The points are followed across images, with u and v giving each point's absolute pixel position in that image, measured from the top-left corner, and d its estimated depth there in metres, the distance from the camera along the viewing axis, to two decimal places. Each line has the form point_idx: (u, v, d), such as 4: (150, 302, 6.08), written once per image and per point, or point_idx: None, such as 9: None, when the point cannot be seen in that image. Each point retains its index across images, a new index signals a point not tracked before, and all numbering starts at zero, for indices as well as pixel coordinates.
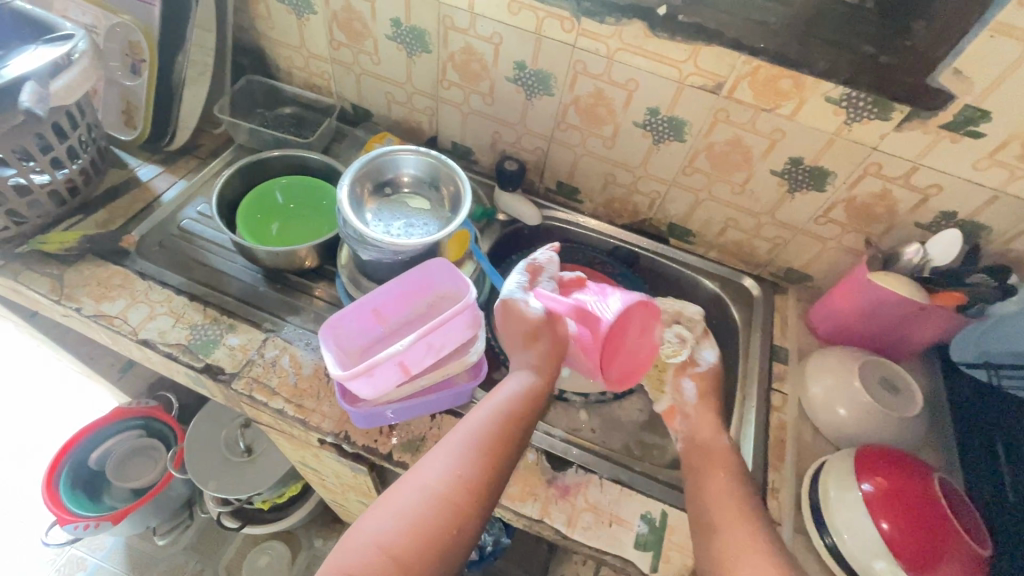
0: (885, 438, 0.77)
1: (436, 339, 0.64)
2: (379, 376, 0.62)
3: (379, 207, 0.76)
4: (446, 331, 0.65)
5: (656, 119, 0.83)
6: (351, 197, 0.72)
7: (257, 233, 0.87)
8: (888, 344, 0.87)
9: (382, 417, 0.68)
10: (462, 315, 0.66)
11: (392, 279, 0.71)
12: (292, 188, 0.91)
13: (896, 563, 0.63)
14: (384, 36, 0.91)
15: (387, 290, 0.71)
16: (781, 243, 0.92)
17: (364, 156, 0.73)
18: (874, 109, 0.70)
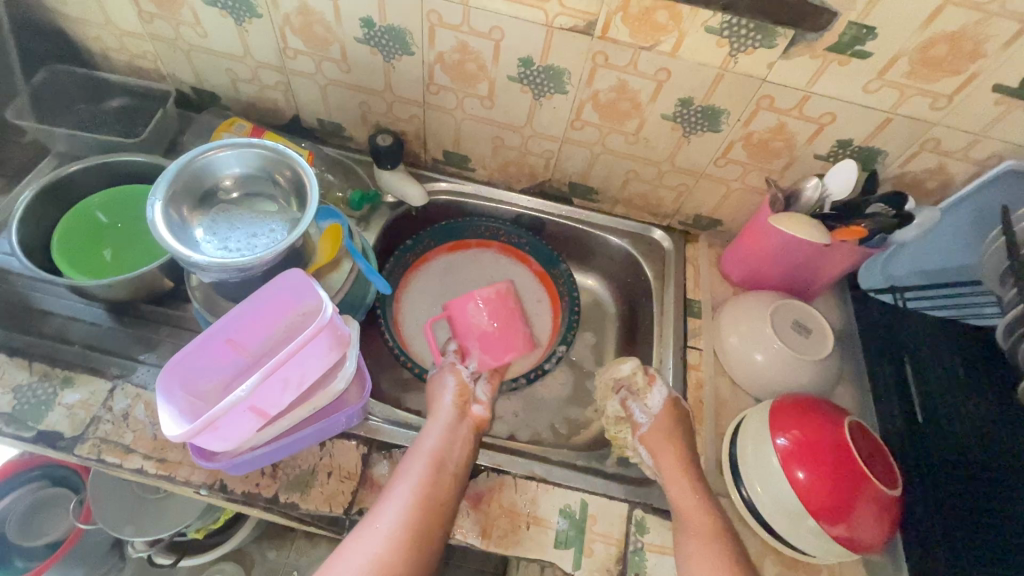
0: (799, 384, 0.76)
1: (291, 371, 0.55)
2: (226, 428, 0.54)
3: (212, 219, 0.65)
4: (302, 360, 0.56)
5: (532, 70, 0.73)
6: (168, 216, 0.60)
7: (87, 263, 0.74)
8: (799, 283, 0.84)
9: (256, 458, 0.61)
10: (319, 338, 0.57)
11: (240, 303, 0.61)
12: (122, 205, 0.78)
13: (809, 512, 0.62)
14: (201, 1, 0.76)
15: (236, 317, 0.61)
16: (685, 191, 0.86)
17: (174, 164, 0.62)
18: (758, 36, 0.63)
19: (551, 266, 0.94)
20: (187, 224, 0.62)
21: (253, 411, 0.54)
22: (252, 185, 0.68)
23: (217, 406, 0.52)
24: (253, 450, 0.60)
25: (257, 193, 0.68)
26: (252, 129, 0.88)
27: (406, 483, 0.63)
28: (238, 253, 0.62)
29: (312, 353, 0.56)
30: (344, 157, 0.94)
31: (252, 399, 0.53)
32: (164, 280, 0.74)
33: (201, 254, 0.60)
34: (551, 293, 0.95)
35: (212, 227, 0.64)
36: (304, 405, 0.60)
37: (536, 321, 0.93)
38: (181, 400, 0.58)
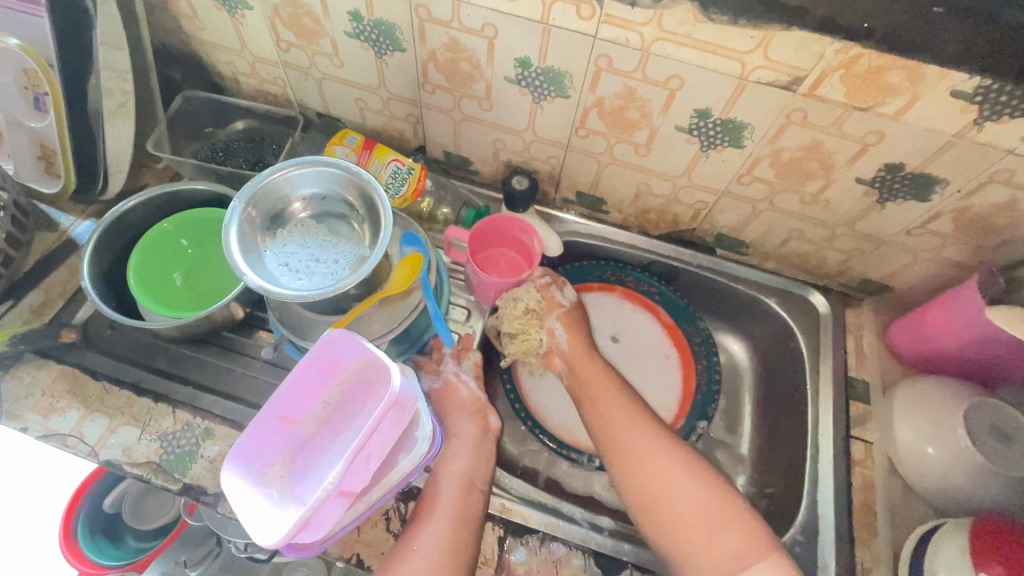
0: (997, 501, 0.65)
1: (370, 445, 0.50)
2: (322, 521, 0.50)
3: (286, 233, 0.61)
4: (380, 432, 0.51)
5: (706, 122, 0.64)
6: (243, 225, 0.57)
7: (157, 288, 0.72)
8: (994, 373, 0.72)
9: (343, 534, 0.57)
10: (392, 412, 0.52)
11: (292, 371, 0.57)
12: (197, 227, 0.76)
13: None
14: (344, 33, 0.71)
15: (288, 389, 0.57)
16: (857, 255, 0.75)
17: (263, 174, 0.57)
18: (1022, 104, 0.51)
19: (686, 322, 0.87)
20: (261, 236, 0.59)
21: (344, 495, 0.49)
22: (330, 204, 0.62)
23: (308, 505, 0.47)
24: (343, 529, 0.56)
25: (336, 213, 0.63)
26: (363, 142, 0.85)
27: (426, 547, 0.58)
28: (296, 278, 0.59)
29: (387, 425, 0.51)
30: (468, 192, 0.88)
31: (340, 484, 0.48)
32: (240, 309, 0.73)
33: (262, 270, 0.57)
34: (681, 350, 0.87)
35: (287, 241, 0.60)
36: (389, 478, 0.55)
37: (664, 383, 0.86)
38: (261, 483, 0.55)
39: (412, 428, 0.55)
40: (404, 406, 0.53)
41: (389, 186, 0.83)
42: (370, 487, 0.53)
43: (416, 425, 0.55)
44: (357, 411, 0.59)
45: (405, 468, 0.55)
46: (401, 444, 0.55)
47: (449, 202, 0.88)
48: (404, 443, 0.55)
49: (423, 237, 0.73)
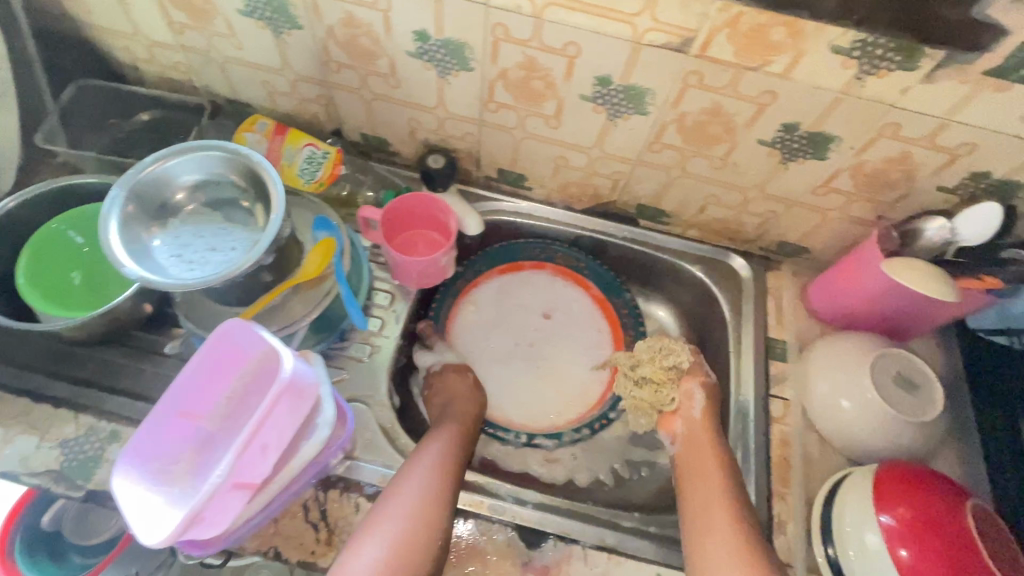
0: (903, 447, 0.67)
1: (264, 434, 0.49)
2: (216, 516, 0.47)
3: (178, 223, 0.58)
4: (273, 419, 0.49)
5: (609, 89, 0.64)
6: (124, 217, 0.54)
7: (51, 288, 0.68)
8: (901, 325, 0.74)
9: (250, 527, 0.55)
10: (286, 398, 0.50)
11: (186, 365, 0.55)
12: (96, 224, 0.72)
13: None
14: (236, 11, 0.67)
15: (184, 383, 0.55)
16: (772, 218, 0.77)
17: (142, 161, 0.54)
18: (897, 57, 0.52)
19: (615, 295, 0.88)
20: (148, 226, 0.56)
21: (236, 487, 0.48)
22: (222, 190, 0.59)
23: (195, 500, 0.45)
24: (248, 522, 0.54)
25: (231, 200, 0.60)
26: (275, 128, 0.82)
27: (420, 474, 0.62)
28: (187, 268, 0.55)
29: (281, 412, 0.50)
30: (390, 174, 0.86)
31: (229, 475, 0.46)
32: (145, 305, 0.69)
33: (146, 263, 0.53)
34: (613, 323, 0.88)
35: (176, 232, 0.57)
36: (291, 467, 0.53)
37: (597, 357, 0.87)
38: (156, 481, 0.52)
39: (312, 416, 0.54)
40: (301, 392, 0.51)
41: (304, 171, 0.81)
42: (269, 478, 0.51)
43: (316, 412, 0.54)
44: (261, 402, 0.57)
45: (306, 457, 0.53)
46: (300, 432, 0.53)
47: (370, 185, 0.85)
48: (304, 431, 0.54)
49: (336, 222, 0.71)
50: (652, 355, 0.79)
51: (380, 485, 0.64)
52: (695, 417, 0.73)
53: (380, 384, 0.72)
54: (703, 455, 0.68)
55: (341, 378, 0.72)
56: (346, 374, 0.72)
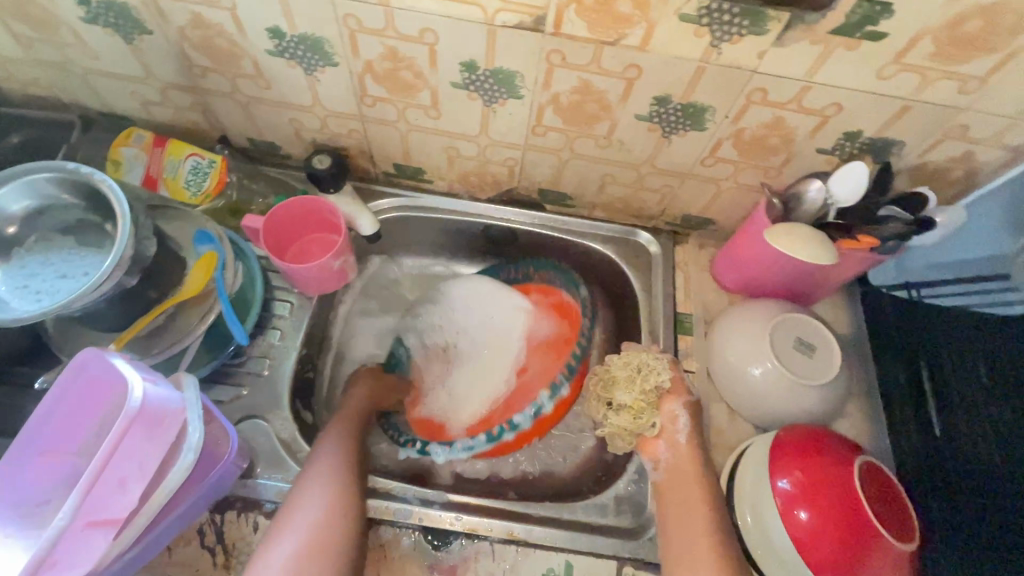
0: (803, 411, 0.68)
1: (117, 467, 0.46)
2: (69, 558, 0.45)
3: (23, 252, 0.54)
4: (130, 449, 0.47)
5: (478, 75, 0.62)
6: None
7: None
8: (800, 290, 0.75)
9: (128, 563, 0.53)
10: (139, 426, 0.48)
11: (40, 402, 0.51)
12: None
13: (811, 557, 0.56)
14: (79, 19, 0.63)
15: (40, 422, 0.52)
16: (669, 192, 0.76)
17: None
18: (745, 21, 0.51)
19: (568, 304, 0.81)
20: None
21: (91, 526, 0.45)
22: (67, 212, 0.55)
23: (39, 545, 0.42)
24: (124, 557, 0.52)
25: (82, 222, 0.56)
26: (153, 140, 0.78)
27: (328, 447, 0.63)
28: (33, 299, 0.52)
29: (136, 442, 0.47)
30: (284, 178, 0.83)
31: (79, 515, 0.44)
32: (20, 339, 0.66)
33: None
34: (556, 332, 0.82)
35: (20, 261, 0.53)
36: (161, 496, 0.51)
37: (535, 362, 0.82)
38: (12, 528, 0.49)
39: (179, 441, 0.52)
40: (160, 419, 0.49)
41: (190, 183, 0.77)
42: (135, 509, 0.49)
43: (183, 437, 0.52)
44: None
45: (177, 484, 0.51)
46: (166, 460, 0.51)
47: (263, 191, 0.82)
48: (171, 457, 0.51)
49: (217, 233, 0.68)
50: (629, 374, 0.69)
51: (279, 501, 0.62)
52: (679, 445, 0.65)
53: (282, 397, 0.70)
54: (652, 485, 0.64)
55: (239, 395, 0.70)
56: (245, 391, 0.70)
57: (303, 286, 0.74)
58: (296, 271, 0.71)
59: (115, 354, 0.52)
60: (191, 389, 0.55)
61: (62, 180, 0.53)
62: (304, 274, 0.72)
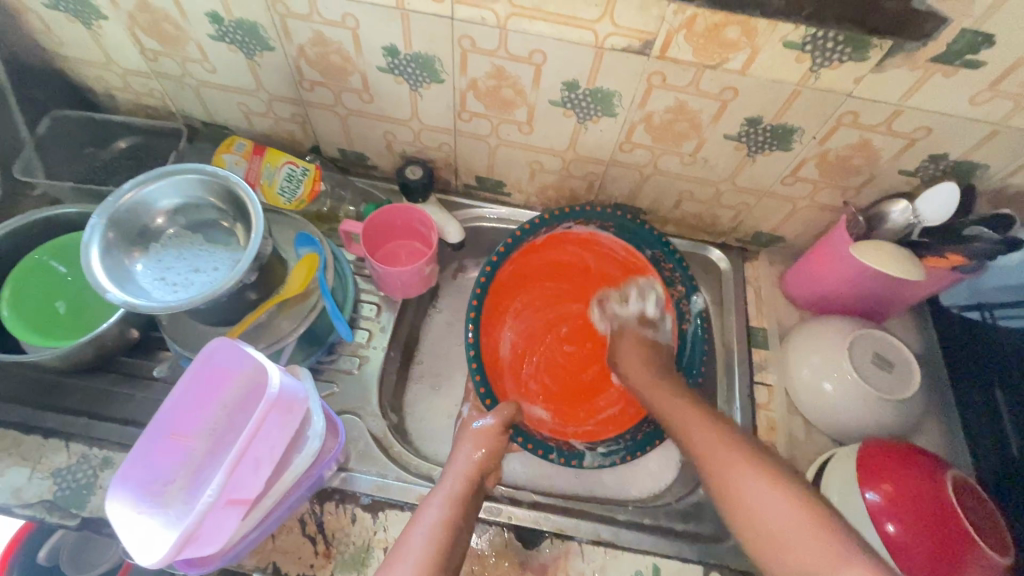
0: (882, 426, 0.69)
1: (255, 450, 0.49)
2: (211, 533, 0.48)
3: (159, 246, 0.59)
4: (266, 433, 0.50)
5: (577, 94, 0.65)
6: (106, 242, 0.54)
7: (39, 319, 0.68)
8: (874, 307, 0.76)
9: (247, 542, 0.56)
10: (273, 413, 0.51)
11: (174, 389, 0.56)
12: (78, 253, 0.72)
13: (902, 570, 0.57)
14: (207, 36, 0.68)
15: (172, 407, 0.56)
16: (744, 210, 0.79)
17: (121, 188, 0.55)
18: (848, 49, 0.54)
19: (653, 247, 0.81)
20: (130, 251, 0.57)
21: (230, 504, 0.49)
22: (202, 212, 0.60)
23: (190, 519, 0.46)
24: (246, 535, 0.55)
25: (212, 222, 0.61)
26: (253, 148, 0.82)
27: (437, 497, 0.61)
28: (171, 291, 0.56)
29: (272, 427, 0.51)
30: (371, 188, 0.88)
31: (222, 493, 0.47)
32: (133, 331, 0.70)
33: (129, 287, 0.54)
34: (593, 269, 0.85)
35: (158, 255, 0.58)
36: (284, 481, 0.54)
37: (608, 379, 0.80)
38: (146, 505, 0.53)
39: (303, 428, 0.55)
40: (291, 407, 0.53)
41: (285, 190, 0.81)
42: (264, 491, 0.52)
43: (306, 424, 0.55)
44: (248, 418, 0.58)
45: (300, 468, 0.54)
46: (292, 446, 0.54)
47: (351, 200, 0.87)
48: (295, 443, 0.55)
49: (318, 236, 0.72)
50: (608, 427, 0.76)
51: (376, 495, 0.64)
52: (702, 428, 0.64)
53: (371, 395, 0.73)
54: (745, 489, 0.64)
55: (332, 392, 0.73)
56: (337, 388, 0.73)
57: (392, 287, 0.77)
58: (394, 276, 0.75)
59: (242, 344, 0.56)
60: (309, 380, 0.58)
61: (205, 183, 0.58)
62: (403, 277, 0.75)
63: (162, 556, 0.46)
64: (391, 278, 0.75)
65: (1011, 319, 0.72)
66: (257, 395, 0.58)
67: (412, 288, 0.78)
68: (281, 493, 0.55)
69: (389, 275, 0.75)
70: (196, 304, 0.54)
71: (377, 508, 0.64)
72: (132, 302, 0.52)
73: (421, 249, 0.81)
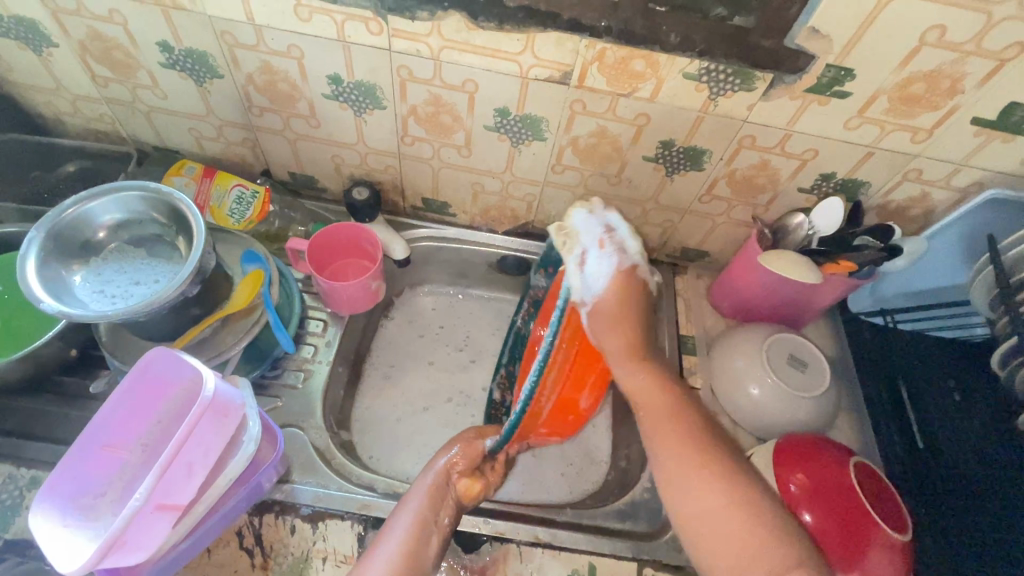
0: (799, 421, 0.75)
1: (186, 454, 0.50)
2: (138, 539, 0.48)
3: (101, 260, 0.60)
4: (197, 438, 0.51)
5: (508, 119, 0.71)
6: (45, 255, 0.56)
7: None
8: (790, 314, 0.83)
9: (179, 552, 0.56)
10: (207, 418, 0.52)
11: (107, 400, 0.56)
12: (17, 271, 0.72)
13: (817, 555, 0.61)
14: (157, 64, 0.72)
15: (105, 417, 0.56)
16: (670, 226, 0.85)
17: (62, 204, 0.57)
18: (737, 80, 0.62)
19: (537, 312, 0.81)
20: (70, 264, 0.58)
21: (160, 509, 0.49)
22: (144, 228, 0.62)
23: (115, 524, 0.46)
24: (176, 545, 0.54)
25: (156, 237, 0.63)
26: (203, 171, 0.84)
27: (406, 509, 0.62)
28: (109, 302, 0.57)
29: (205, 431, 0.52)
30: (320, 210, 0.91)
31: (151, 497, 0.48)
32: (70, 350, 0.69)
33: (64, 298, 0.55)
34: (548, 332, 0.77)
35: (99, 268, 0.59)
36: (217, 487, 0.54)
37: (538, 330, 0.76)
38: (73, 518, 0.53)
39: (239, 433, 0.57)
40: (226, 412, 0.54)
41: (234, 211, 0.84)
42: (196, 497, 0.52)
43: (241, 429, 0.56)
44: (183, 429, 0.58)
45: (234, 473, 0.55)
46: (226, 452, 0.55)
47: (300, 221, 0.89)
48: (230, 449, 0.56)
49: (264, 254, 0.74)
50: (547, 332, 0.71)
51: (316, 505, 0.65)
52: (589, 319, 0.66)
53: (315, 409, 0.74)
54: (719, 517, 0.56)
55: (275, 406, 0.74)
56: (281, 402, 0.74)
57: (337, 302, 0.80)
58: (342, 292, 0.78)
59: (178, 353, 0.57)
60: (246, 388, 0.59)
61: (149, 200, 0.61)
62: (350, 293, 0.78)
63: (83, 563, 0.46)
64: (338, 294, 0.78)
65: (910, 323, 0.82)
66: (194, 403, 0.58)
67: (358, 304, 0.81)
68: (215, 501, 0.55)
69: (335, 291, 0.78)
70: (132, 314, 0.55)
71: (317, 518, 0.64)
72: (65, 311, 0.53)
73: (364, 267, 0.85)
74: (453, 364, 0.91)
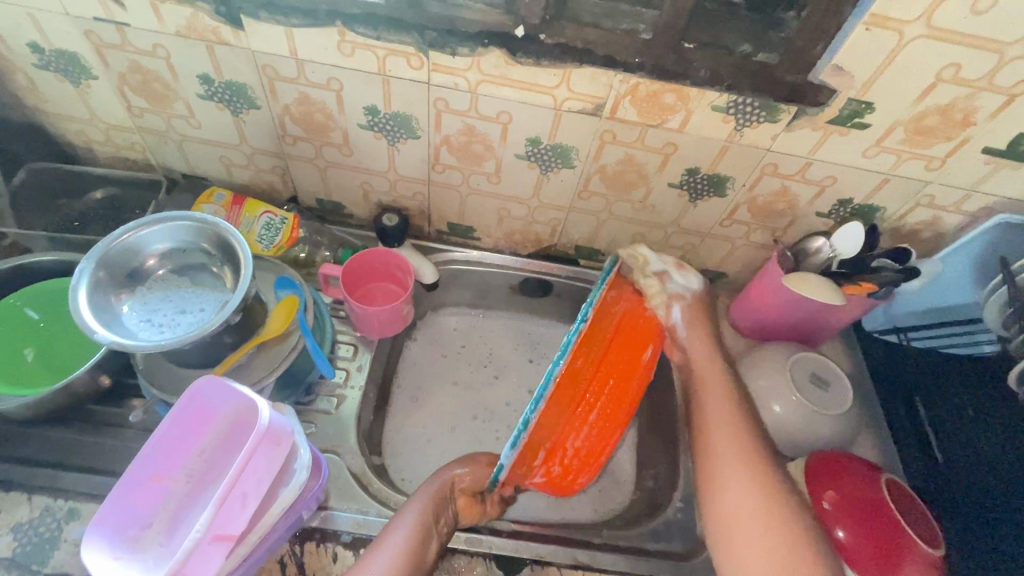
0: (825, 439, 0.77)
1: (244, 483, 0.50)
2: (196, 571, 0.48)
3: (146, 289, 0.61)
4: (254, 467, 0.52)
5: (539, 148, 0.74)
6: (95, 283, 0.57)
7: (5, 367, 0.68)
8: (809, 333, 0.85)
9: None
10: (262, 447, 0.52)
11: (156, 429, 0.56)
12: (52, 299, 0.72)
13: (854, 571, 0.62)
14: (196, 95, 0.73)
15: (151, 451, 0.56)
16: (691, 248, 0.88)
17: (113, 233, 0.58)
18: (763, 112, 0.65)
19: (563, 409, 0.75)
20: (118, 292, 0.59)
21: (217, 540, 0.49)
22: (189, 257, 0.63)
23: (177, 556, 0.46)
24: None
25: (201, 266, 0.63)
26: (232, 198, 0.85)
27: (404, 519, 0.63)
28: (157, 331, 0.58)
29: (261, 460, 0.52)
30: (346, 235, 0.92)
31: (211, 527, 0.48)
32: (105, 378, 0.69)
33: (114, 326, 0.56)
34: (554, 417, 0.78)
35: (146, 297, 0.60)
36: (268, 516, 0.54)
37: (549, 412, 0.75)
38: (122, 551, 0.52)
39: (289, 461, 0.57)
40: (279, 440, 0.54)
41: (263, 237, 0.85)
42: (250, 527, 0.52)
43: (293, 457, 0.57)
44: (230, 458, 0.58)
45: (286, 502, 0.55)
46: (278, 480, 0.55)
47: (327, 246, 0.90)
48: (281, 477, 0.56)
49: (298, 280, 0.75)
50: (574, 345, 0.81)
51: (358, 531, 0.65)
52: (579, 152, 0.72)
53: (349, 434, 0.75)
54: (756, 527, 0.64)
55: (310, 432, 0.74)
56: (315, 427, 0.74)
57: (368, 325, 0.80)
58: (372, 316, 0.78)
59: (227, 381, 0.57)
60: (293, 415, 0.60)
61: (196, 230, 0.62)
62: (381, 316, 0.79)
63: None
64: (368, 317, 0.79)
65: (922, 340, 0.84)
66: (240, 434, 0.59)
67: (387, 328, 0.81)
68: (265, 530, 0.55)
69: (366, 315, 0.78)
70: (183, 343, 0.55)
71: (359, 545, 0.64)
72: (117, 340, 0.54)
73: (393, 290, 0.85)
74: (477, 382, 0.91)
